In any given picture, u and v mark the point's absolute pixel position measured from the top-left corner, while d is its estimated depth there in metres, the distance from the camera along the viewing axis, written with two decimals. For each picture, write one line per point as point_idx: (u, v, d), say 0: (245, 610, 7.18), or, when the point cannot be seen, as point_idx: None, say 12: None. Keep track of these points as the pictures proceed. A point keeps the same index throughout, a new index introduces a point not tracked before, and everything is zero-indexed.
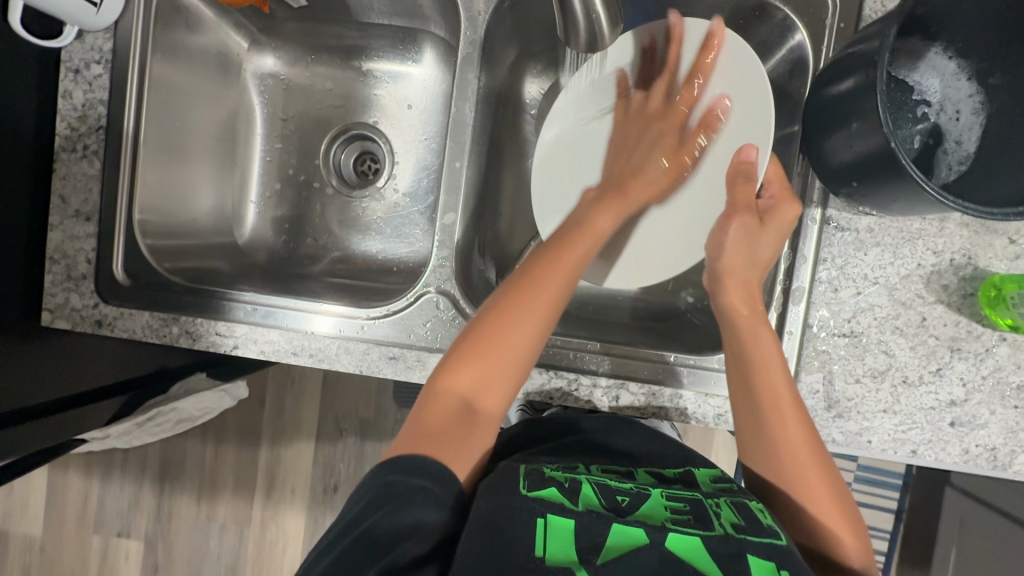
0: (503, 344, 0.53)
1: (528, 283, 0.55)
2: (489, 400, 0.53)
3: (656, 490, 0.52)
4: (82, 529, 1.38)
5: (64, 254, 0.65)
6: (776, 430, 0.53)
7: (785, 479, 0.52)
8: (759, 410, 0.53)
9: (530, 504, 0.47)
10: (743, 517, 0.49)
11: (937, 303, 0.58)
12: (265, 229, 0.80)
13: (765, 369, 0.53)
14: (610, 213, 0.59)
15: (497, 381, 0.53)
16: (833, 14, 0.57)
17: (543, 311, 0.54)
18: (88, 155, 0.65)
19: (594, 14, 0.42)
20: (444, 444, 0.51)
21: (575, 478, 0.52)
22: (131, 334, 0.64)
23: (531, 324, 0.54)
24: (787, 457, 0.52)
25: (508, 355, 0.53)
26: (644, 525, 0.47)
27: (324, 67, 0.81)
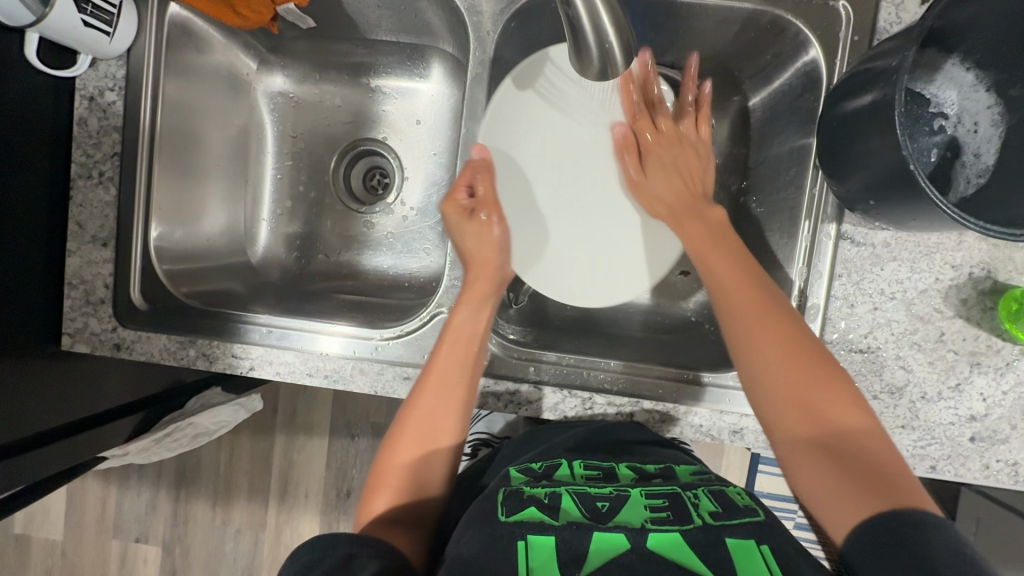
0: (421, 443, 0.57)
1: (431, 381, 0.58)
2: (439, 437, 0.57)
3: (635, 490, 0.53)
4: (101, 533, 1.41)
5: (82, 279, 0.65)
6: (773, 362, 0.49)
7: (779, 405, 0.49)
8: (756, 351, 0.50)
9: (511, 528, 0.47)
10: (720, 505, 0.50)
11: (956, 318, 0.57)
12: (277, 247, 0.81)
13: (752, 293, 0.52)
14: (472, 302, 0.60)
15: (442, 418, 0.57)
16: (846, 28, 0.57)
17: (444, 407, 0.57)
18: (104, 182, 0.65)
19: (607, 43, 0.40)
20: (412, 491, 0.56)
21: (554, 492, 0.52)
22: (148, 357, 0.65)
23: (435, 421, 0.57)
24: (789, 396, 0.48)
25: (446, 391, 0.57)
26: (626, 530, 0.47)
27: (332, 85, 0.81)
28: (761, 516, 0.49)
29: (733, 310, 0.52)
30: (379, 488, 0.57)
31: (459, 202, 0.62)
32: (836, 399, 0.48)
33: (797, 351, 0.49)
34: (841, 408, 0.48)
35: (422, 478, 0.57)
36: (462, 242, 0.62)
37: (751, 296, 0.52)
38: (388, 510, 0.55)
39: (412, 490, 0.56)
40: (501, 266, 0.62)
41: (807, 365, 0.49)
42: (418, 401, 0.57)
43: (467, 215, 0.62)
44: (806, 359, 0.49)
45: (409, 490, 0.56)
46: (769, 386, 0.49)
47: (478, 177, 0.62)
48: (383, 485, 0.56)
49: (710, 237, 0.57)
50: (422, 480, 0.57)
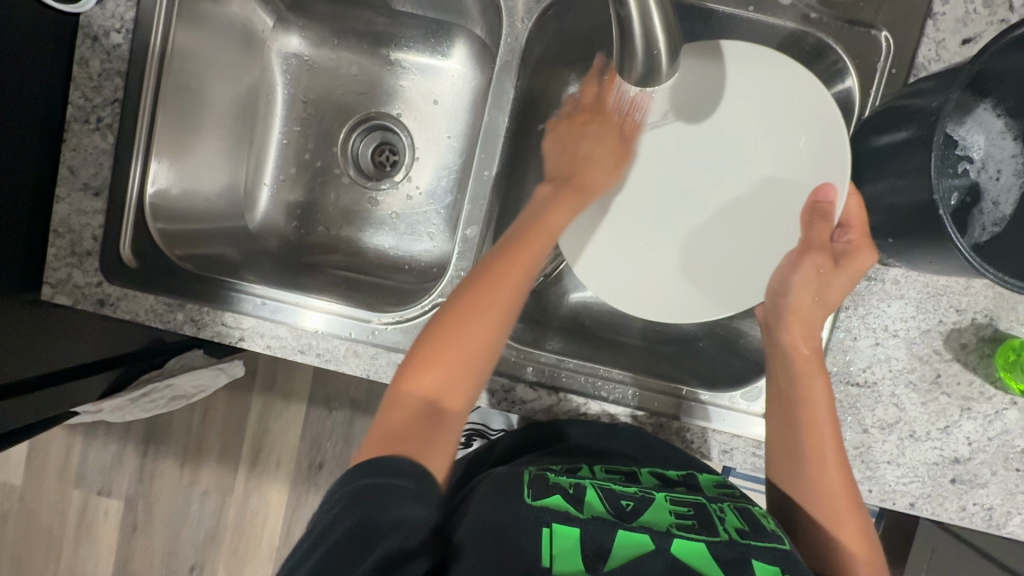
0: (471, 330, 0.54)
1: (488, 277, 0.56)
2: (495, 323, 0.55)
3: (660, 494, 0.53)
4: (63, 482, 1.38)
5: (70, 228, 0.62)
6: (823, 472, 0.55)
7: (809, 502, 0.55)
8: (804, 467, 0.55)
9: (536, 513, 0.47)
10: (747, 524, 0.50)
11: (953, 361, 0.58)
12: (277, 213, 0.78)
13: (816, 403, 0.55)
14: (567, 206, 0.60)
15: (503, 306, 0.55)
16: (886, 59, 0.56)
17: (508, 299, 0.55)
18: (101, 128, 0.62)
19: (655, 48, 0.38)
20: (459, 379, 0.54)
21: (579, 483, 0.52)
22: (133, 316, 0.62)
23: (497, 312, 0.55)
24: (823, 495, 0.55)
25: (508, 277, 0.56)
26: (649, 531, 0.48)
27: (350, 52, 0.78)
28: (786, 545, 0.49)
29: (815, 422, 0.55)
30: (422, 363, 0.54)
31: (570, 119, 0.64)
32: (850, 514, 0.54)
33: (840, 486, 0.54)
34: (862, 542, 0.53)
35: (431, 434, 0.51)
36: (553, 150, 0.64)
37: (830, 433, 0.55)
38: (428, 391, 0.53)
39: (462, 383, 0.54)
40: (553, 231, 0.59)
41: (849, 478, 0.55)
42: (479, 279, 0.56)
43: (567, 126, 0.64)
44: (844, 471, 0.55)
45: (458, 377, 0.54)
46: (810, 489, 0.55)
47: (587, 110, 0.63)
48: (375, 432, 0.51)
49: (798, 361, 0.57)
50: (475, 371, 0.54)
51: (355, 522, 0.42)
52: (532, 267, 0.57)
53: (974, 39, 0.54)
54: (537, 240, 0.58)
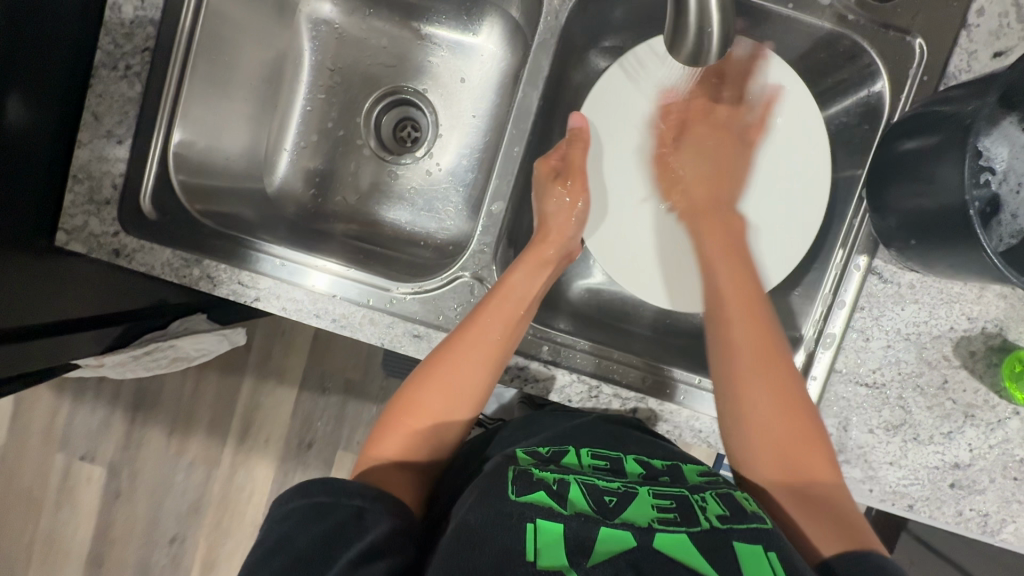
0: (437, 396, 0.56)
1: (464, 339, 0.57)
2: (467, 388, 0.57)
3: (643, 488, 0.53)
4: (47, 444, 1.36)
5: (89, 174, 0.61)
6: (756, 379, 0.53)
7: (752, 423, 0.53)
8: (744, 380, 0.54)
9: (519, 509, 0.47)
10: (727, 508, 0.50)
11: (961, 368, 0.59)
12: (295, 180, 0.78)
13: (750, 316, 0.56)
14: (530, 267, 0.61)
15: (477, 372, 0.57)
16: (918, 65, 0.56)
17: (480, 367, 0.57)
18: (129, 76, 0.61)
19: (709, 27, 0.38)
20: (424, 443, 0.57)
21: (563, 480, 0.52)
22: (148, 269, 0.61)
23: (469, 380, 0.56)
24: (775, 403, 0.52)
25: (482, 347, 0.57)
26: (632, 528, 0.47)
27: (381, 23, 0.78)
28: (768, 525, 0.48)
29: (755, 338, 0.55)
30: (395, 427, 0.57)
31: (551, 165, 0.64)
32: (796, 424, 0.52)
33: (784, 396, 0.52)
34: (819, 463, 0.51)
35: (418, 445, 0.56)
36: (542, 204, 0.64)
37: (773, 350, 0.54)
38: (396, 455, 0.56)
39: (429, 444, 0.57)
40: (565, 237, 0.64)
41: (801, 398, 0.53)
42: (452, 346, 0.57)
43: (553, 177, 0.64)
44: (785, 378, 0.53)
45: (428, 441, 0.57)
46: (752, 412, 0.53)
47: (573, 146, 0.64)
48: (400, 423, 0.57)
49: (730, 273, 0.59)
50: (441, 432, 0.57)
51: (304, 536, 0.47)
52: (507, 335, 0.58)
53: (1006, 51, 0.55)
54: (550, 244, 0.63)
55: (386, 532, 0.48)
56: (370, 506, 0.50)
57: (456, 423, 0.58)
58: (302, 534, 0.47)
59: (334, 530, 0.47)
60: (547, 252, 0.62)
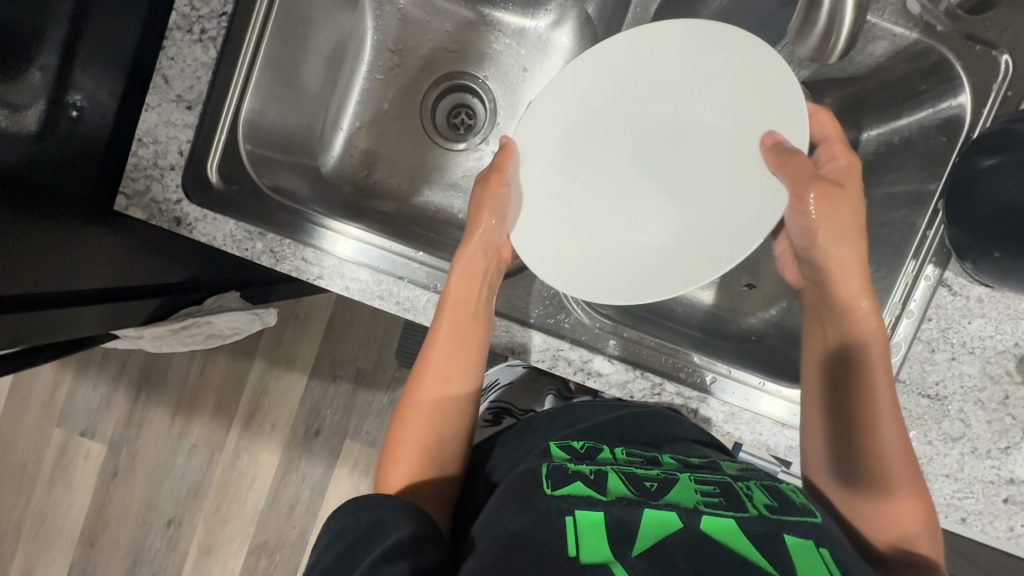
0: (423, 411, 0.59)
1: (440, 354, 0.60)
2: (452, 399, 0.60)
3: (684, 474, 0.53)
4: (45, 418, 1.33)
5: (155, 139, 0.59)
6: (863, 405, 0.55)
7: (849, 461, 0.55)
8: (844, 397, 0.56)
9: (558, 505, 0.48)
10: (775, 499, 0.50)
11: (1022, 384, 0.59)
12: (346, 159, 0.76)
13: (867, 372, 0.56)
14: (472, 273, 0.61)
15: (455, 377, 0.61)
16: (1002, 81, 0.57)
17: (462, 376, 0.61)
18: (204, 40, 0.59)
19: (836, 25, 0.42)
20: (428, 460, 0.58)
21: (600, 470, 0.53)
22: (210, 240, 0.60)
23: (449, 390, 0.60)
24: (866, 425, 0.55)
25: (453, 355, 0.61)
26: (677, 509, 0.47)
27: (446, 6, 0.77)
28: (817, 517, 0.48)
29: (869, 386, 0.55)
30: (398, 457, 0.59)
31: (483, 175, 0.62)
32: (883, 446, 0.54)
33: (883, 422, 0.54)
34: (912, 500, 0.53)
35: (428, 463, 0.58)
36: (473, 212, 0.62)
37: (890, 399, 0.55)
38: (407, 479, 0.57)
39: (434, 460, 0.58)
40: (486, 233, 0.61)
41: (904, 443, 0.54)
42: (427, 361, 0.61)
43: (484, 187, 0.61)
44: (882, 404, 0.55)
45: (429, 456, 0.58)
46: (855, 449, 0.55)
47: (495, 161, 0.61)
48: (402, 455, 0.58)
49: (847, 319, 0.57)
50: (438, 444, 0.59)
51: (328, 555, 0.47)
52: (467, 340, 0.60)
53: None
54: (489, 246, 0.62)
55: (408, 536, 0.47)
56: (390, 515, 0.49)
57: (457, 428, 0.60)
58: (326, 556, 0.48)
59: (357, 541, 0.47)
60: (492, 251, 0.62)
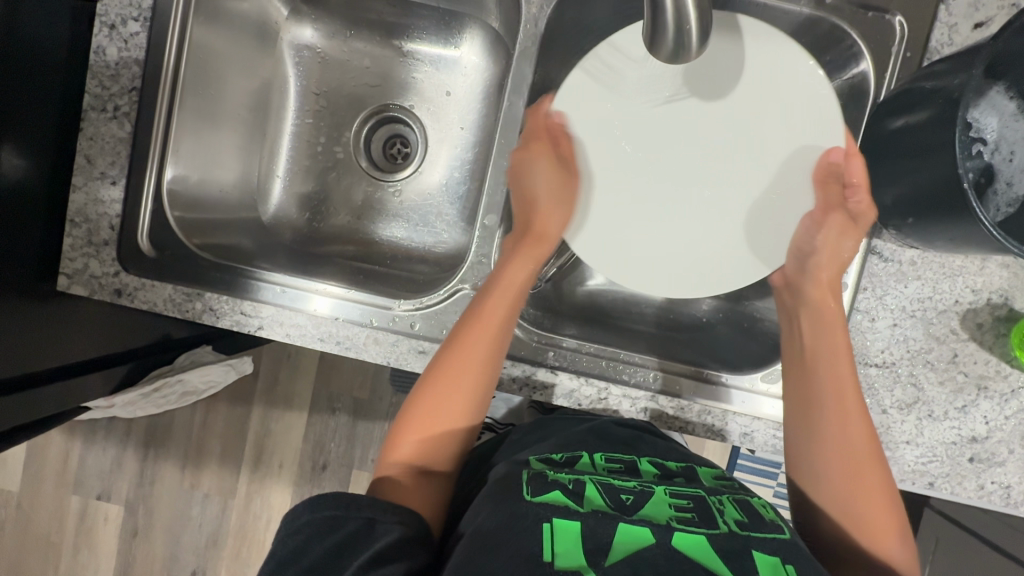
0: (435, 399, 0.57)
1: (466, 344, 0.56)
2: (455, 408, 0.57)
3: (660, 487, 0.53)
4: (61, 487, 1.35)
5: (86, 217, 0.62)
6: (828, 381, 0.55)
7: (841, 463, 0.53)
8: (830, 381, 0.55)
9: (535, 510, 0.47)
10: (746, 515, 0.50)
11: (970, 341, 0.59)
12: (289, 206, 0.78)
13: (837, 355, 0.55)
14: (523, 261, 0.59)
15: (468, 374, 0.56)
16: (899, 43, 0.57)
17: (478, 378, 0.57)
18: (118, 117, 0.61)
19: (687, 26, 0.39)
20: (432, 452, 0.57)
21: (578, 479, 0.52)
22: (151, 306, 0.62)
23: (468, 390, 0.57)
24: (839, 420, 0.54)
25: (477, 346, 0.56)
26: (650, 524, 0.46)
27: (362, 44, 0.78)
28: (786, 535, 0.49)
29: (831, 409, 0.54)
30: (406, 433, 0.57)
31: (545, 139, 0.60)
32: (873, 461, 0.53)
33: (864, 431, 0.54)
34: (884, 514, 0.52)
35: (432, 454, 0.57)
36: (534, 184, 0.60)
37: (859, 413, 0.54)
38: (409, 460, 0.56)
39: (440, 449, 0.57)
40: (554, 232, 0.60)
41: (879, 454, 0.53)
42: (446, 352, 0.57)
43: (553, 157, 0.60)
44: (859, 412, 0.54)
45: (435, 446, 0.57)
46: (825, 447, 0.54)
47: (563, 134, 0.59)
48: (410, 425, 0.57)
49: (828, 348, 0.56)
50: (446, 438, 0.57)
51: (318, 546, 0.46)
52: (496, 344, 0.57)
53: (986, 22, 0.55)
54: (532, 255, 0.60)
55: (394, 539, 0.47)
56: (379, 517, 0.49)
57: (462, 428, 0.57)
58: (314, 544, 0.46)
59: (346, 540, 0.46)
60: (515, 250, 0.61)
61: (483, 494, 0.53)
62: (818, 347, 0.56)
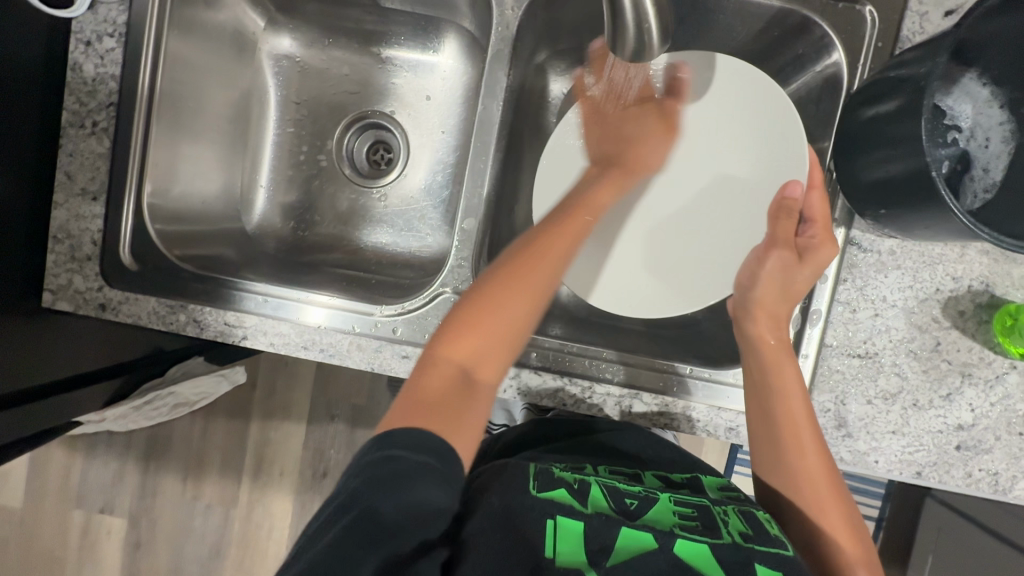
0: (504, 311, 0.51)
1: (536, 248, 0.54)
2: (513, 314, 0.52)
3: (664, 494, 0.53)
4: (64, 502, 1.36)
5: (68, 233, 0.62)
6: (785, 417, 0.54)
7: (801, 494, 0.54)
8: (784, 418, 0.55)
9: (540, 505, 0.47)
10: (752, 528, 0.49)
11: (952, 329, 0.59)
12: (273, 215, 0.78)
13: (790, 394, 0.55)
14: (613, 185, 0.61)
15: (520, 305, 0.52)
16: (871, 32, 0.57)
17: (541, 292, 0.53)
18: (97, 132, 0.62)
19: (646, 23, 0.40)
20: (486, 357, 0.51)
21: (585, 479, 0.52)
22: (135, 319, 0.63)
23: (530, 300, 0.52)
24: (792, 453, 0.54)
25: (557, 257, 0.54)
26: (653, 530, 0.48)
27: (340, 51, 0.79)
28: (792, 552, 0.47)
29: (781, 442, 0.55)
30: (457, 331, 0.51)
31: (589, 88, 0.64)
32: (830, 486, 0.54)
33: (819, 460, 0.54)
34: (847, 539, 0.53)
35: (470, 398, 0.49)
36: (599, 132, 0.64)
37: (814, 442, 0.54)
38: (461, 359, 0.50)
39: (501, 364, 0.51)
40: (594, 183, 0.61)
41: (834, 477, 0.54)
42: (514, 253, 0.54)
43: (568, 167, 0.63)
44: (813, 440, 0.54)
45: (490, 358, 0.51)
46: (792, 477, 0.55)
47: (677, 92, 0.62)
48: (467, 323, 0.51)
49: (778, 389, 0.55)
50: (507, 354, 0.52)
51: (386, 506, 0.41)
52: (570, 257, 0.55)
53: (956, 9, 0.55)
54: (584, 214, 0.57)
55: None
56: None
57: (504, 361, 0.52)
58: (381, 502, 0.41)
59: None
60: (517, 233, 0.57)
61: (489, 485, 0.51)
62: (769, 383, 0.55)
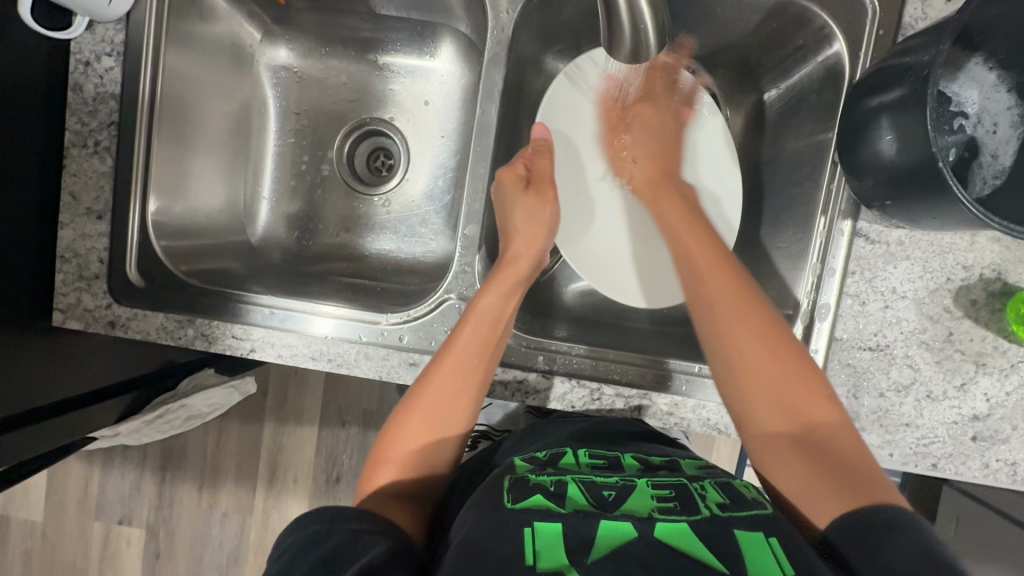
0: (415, 426, 0.55)
1: (446, 369, 0.55)
2: (450, 427, 0.56)
3: (642, 480, 0.52)
4: (84, 515, 1.37)
5: (76, 253, 0.63)
6: (732, 316, 0.52)
7: (774, 407, 0.50)
8: (729, 322, 0.52)
9: (515, 516, 0.46)
10: (728, 497, 0.49)
11: (964, 318, 0.58)
12: (277, 226, 0.79)
13: (741, 289, 0.54)
14: (502, 287, 0.59)
15: (459, 402, 0.56)
16: (871, 22, 0.56)
17: (462, 404, 0.56)
18: (99, 151, 0.63)
19: (642, 24, 0.40)
20: (416, 473, 0.55)
21: (560, 481, 0.51)
22: (144, 335, 0.63)
23: (452, 412, 0.56)
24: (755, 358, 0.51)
25: (461, 377, 0.56)
26: (632, 519, 0.46)
27: (338, 60, 0.79)
28: (769, 510, 0.48)
29: (732, 350, 0.52)
30: (389, 461, 0.55)
31: (516, 172, 0.63)
32: (808, 384, 0.50)
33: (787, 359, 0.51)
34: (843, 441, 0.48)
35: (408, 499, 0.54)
36: (512, 214, 0.62)
37: (779, 343, 0.51)
38: (391, 483, 0.54)
39: (424, 465, 0.55)
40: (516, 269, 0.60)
41: (800, 371, 0.50)
42: (431, 377, 0.56)
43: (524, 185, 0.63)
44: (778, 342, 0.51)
45: (419, 463, 0.55)
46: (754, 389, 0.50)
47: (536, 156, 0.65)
48: (393, 455, 0.55)
49: (726, 289, 0.54)
50: (431, 456, 0.56)
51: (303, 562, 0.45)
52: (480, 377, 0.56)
53: None
54: (495, 336, 0.57)
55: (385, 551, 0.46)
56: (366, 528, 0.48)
57: (449, 449, 0.56)
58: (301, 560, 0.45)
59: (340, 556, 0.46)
60: (508, 275, 0.60)
61: (472, 499, 0.51)
62: (707, 280, 0.55)
